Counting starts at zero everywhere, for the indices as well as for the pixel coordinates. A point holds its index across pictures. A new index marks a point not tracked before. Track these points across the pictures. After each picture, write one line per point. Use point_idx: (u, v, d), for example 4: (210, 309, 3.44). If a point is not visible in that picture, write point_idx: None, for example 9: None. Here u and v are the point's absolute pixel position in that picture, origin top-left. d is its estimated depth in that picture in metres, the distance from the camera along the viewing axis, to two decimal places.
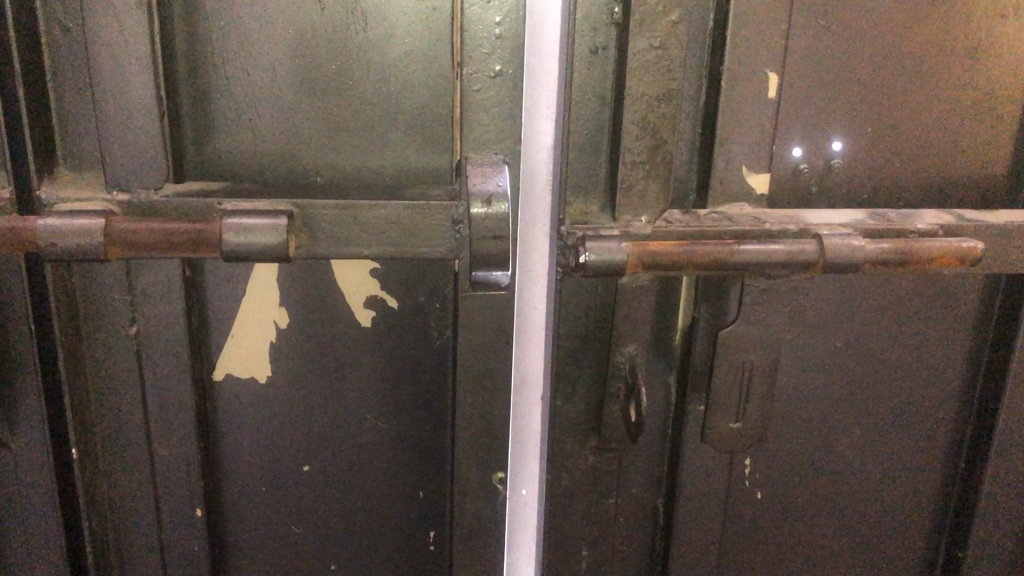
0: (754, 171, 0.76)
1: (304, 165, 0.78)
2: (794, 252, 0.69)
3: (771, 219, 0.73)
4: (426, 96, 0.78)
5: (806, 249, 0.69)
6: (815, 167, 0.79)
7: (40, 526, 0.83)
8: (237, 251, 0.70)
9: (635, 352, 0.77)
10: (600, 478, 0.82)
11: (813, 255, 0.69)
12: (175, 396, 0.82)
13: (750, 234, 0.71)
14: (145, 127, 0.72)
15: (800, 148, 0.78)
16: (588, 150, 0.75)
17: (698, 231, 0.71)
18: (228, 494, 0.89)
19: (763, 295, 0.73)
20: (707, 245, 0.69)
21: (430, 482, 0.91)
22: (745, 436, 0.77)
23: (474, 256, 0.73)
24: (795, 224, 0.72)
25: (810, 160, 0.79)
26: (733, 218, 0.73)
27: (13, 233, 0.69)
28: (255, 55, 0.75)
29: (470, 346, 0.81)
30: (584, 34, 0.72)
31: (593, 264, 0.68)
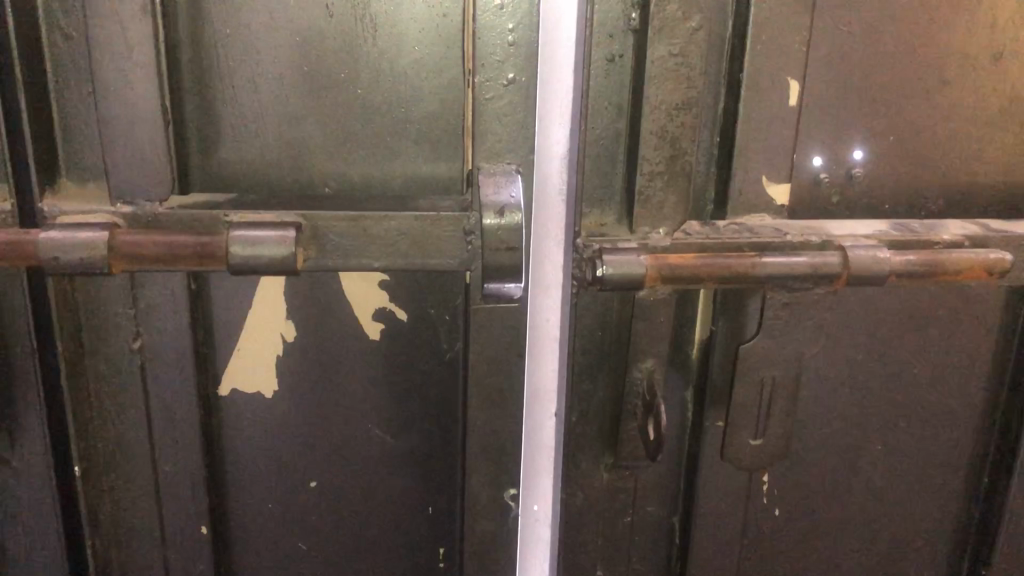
0: (775, 180, 0.75)
1: (312, 176, 0.77)
2: (818, 265, 0.68)
3: (793, 231, 0.72)
4: (437, 104, 0.76)
5: (829, 260, 0.68)
6: (836, 176, 0.77)
7: (41, 543, 0.81)
8: (245, 264, 0.69)
9: (654, 367, 0.75)
10: (616, 495, 0.81)
11: (836, 268, 0.68)
12: (180, 410, 0.80)
13: (770, 246, 0.70)
14: (150, 137, 0.70)
15: (821, 157, 0.77)
16: (604, 159, 0.74)
17: (717, 243, 0.70)
18: (233, 511, 0.87)
19: (785, 310, 0.73)
20: (728, 258, 0.68)
21: (440, 498, 0.89)
22: (766, 453, 0.78)
23: (487, 268, 0.71)
24: (817, 236, 0.71)
25: (830, 170, 0.77)
26: (753, 230, 0.72)
27: (15, 246, 0.68)
28: (263, 63, 0.74)
29: (482, 360, 0.79)
30: (601, 42, 0.70)
31: (611, 277, 0.66)
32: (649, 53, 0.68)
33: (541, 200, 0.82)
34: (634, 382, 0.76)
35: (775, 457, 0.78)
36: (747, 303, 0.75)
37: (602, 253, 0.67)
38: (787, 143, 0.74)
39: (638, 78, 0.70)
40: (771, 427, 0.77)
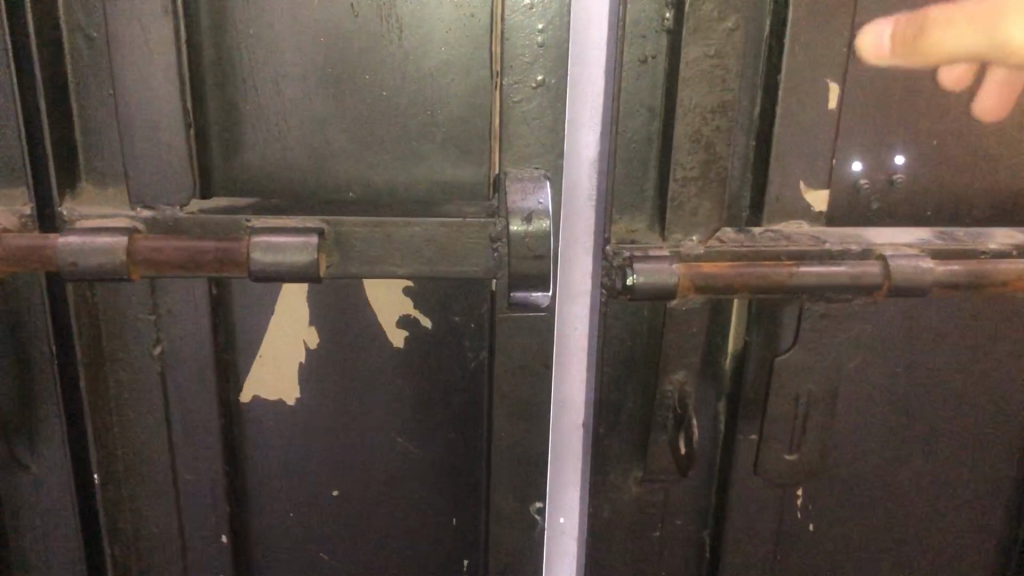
0: (813, 186, 0.73)
1: (335, 180, 0.75)
2: (858, 274, 0.66)
3: (832, 239, 0.70)
4: (463, 107, 0.74)
5: (871, 271, 0.66)
6: (876, 182, 0.75)
7: (61, 551, 0.80)
8: (266, 271, 0.67)
9: (685, 379, 0.74)
10: (645, 510, 0.78)
11: (878, 278, 0.66)
12: (201, 418, 0.78)
13: (807, 255, 0.68)
14: (172, 140, 0.69)
15: (861, 162, 0.74)
16: (636, 165, 0.71)
17: (752, 252, 0.68)
18: (254, 520, 0.86)
19: (821, 321, 0.73)
20: (766, 267, 0.66)
21: (464, 509, 0.87)
22: (801, 466, 0.77)
23: (513, 276, 0.69)
24: (857, 244, 0.69)
25: (870, 176, 0.74)
26: (789, 238, 0.70)
27: (34, 251, 0.67)
28: (287, 64, 0.72)
29: (509, 370, 0.77)
30: (633, 43, 0.68)
31: (641, 286, 0.65)
32: (683, 55, 0.66)
33: (570, 206, 0.80)
34: (666, 394, 0.74)
35: (808, 471, 0.77)
36: (783, 314, 0.73)
37: (632, 261, 0.65)
38: (826, 148, 0.72)
39: (672, 80, 0.68)
40: (806, 441, 0.76)
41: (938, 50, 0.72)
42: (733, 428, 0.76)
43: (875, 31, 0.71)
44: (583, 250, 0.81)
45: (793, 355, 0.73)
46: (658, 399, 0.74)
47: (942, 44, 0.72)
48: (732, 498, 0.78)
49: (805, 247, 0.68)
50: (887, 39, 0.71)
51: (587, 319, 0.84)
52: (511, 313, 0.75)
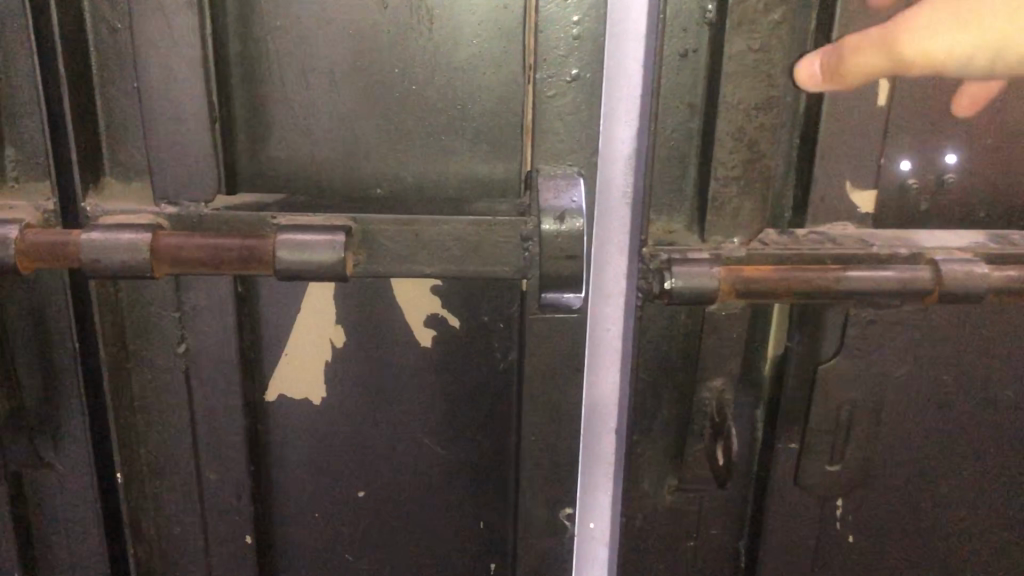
0: (859, 187, 0.71)
1: (363, 176, 0.73)
2: (906, 279, 0.65)
3: (877, 241, 0.69)
4: (495, 102, 0.72)
5: (919, 276, 0.65)
6: (925, 182, 0.72)
7: (84, 548, 0.79)
8: (293, 269, 0.66)
9: (723, 386, 0.72)
10: (679, 518, 0.78)
11: (927, 283, 0.65)
12: (226, 418, 0.77)
13: (853, 259, 0.67)
14: (197, 135, 0.67)
15: (909, 161, 0.71)
16: (674, 162, 0.69)
17: (796, 255, 0.67)
18: (279, 521, 0.84)
19: (867, 328, 0.71)
20: (810, 271, 0.64)
21: (492, 513, 0.85)
22: (842, 480, 0.76)
23: (544, 278, 0.67)
24: (905, 248, 0.67)
25: (920, 175, 0.71)
26: (835, 240, 0.69)
27: (56, 247, 0.65)
28: (315, 57, 0.70)
29: (540, 372, 0.75)
30: (674, 35, 0.66)
31: (679, 290, 0.64)
32: (726, 49, 0.64)
33: (604, 204, 0.78)
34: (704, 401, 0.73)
35: (850, 484, 0.76)
36: (827, 318, 0.71)
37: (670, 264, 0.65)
38: (873, 147, 0.70)
39: (714, 74, 0.66)
40: (847, 451, 0.75)
41: (862, 79, 0.64)
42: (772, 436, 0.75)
43: (807, 74, 0.65)
44: (617, 249, 0.79)
45: (836, 362, 0.71)
46: (695, 406, 0.73)
47: (867, 73, 0.64)
48: (772, 503, 0.77)
49: (850, 250, 0.67)
50: (815, 73, 0.65)
51: (620, 320, 0.81)
52: (542, 314, 0.73)
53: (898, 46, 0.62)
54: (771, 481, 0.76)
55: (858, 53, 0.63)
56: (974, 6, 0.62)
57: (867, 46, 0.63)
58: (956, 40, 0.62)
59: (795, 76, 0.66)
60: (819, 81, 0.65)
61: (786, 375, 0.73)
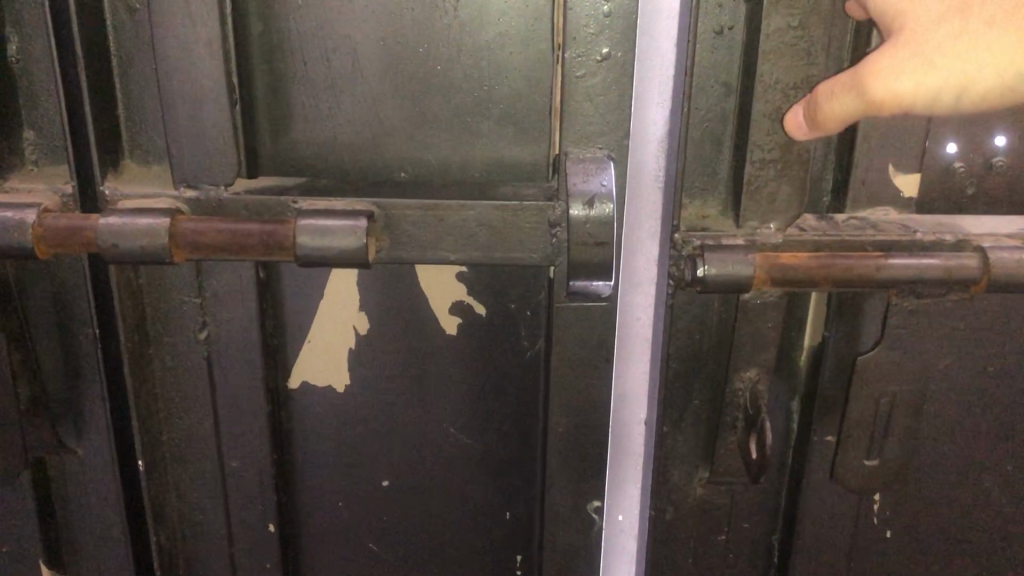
0: (903, 171, 0.69)
1: (387, 160, 0.71)
2: (953, 268, 0.63)
3: (922, 228, 0.67)
4: (522, 83, 0.69)
5: (966, 264, 0.63)
6: (972, 166, 0.69)
7: (107, 535, 0.79)
8: (313, 255, 0.64)
9: (757, 377, 0.71)
10: (710, 512, 0.76)
11: (976, 271, 0.63)
12: (247, 406, 0.76)
13: (898, 244, 0.65)
14: (216, 118, 0.66)
15: (956, 143, 0.68)
16: (708, 145, 0.67)
17: (837, 240, 0.66)
18: (302, 509, 0.83)
19: (909, 317, 0.69)
20: (851, 258, 0.63)
21: (519, 505, 0.83)
22: (880, 477, 0.74)
23: (572, 265, 0.64)
24: (950, 234, 0.66)
25: (966, 158, 0.68)
26: (877, 226, 0.67)
27: (74, 233, 0.64)
28: (337, 37, 0.68)
29: (568, 362, 0.73)
30: (708, 13, 0.63)
31: (712, 278, 0.63)
32: (763, 26, 0.61)
33: (634, 188, 0.76)
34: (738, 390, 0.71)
35: (887, 478, 0.74)
36: (864, 308, 0.70)
37: (704, 251, 0.63)
38: (918, 128, 0.67)
39: (751, 52, 0.64)
40: (886, 446, 0.73)
41: (841, 122, 0.62)
42: (807, 429, 0.73)
43: (792, 122, 0.63)
44: (648, 237, 0.77)
45: (876, 352, 0.69)
46: (728, 397, 0.71)
47: (839, 117, 0.61)
48: (807, 496, 0.75)
49: (888, 237, 0.65)
50: (800, 120, 0.63)
51: (652, 308, 0.79)
52: (569, 302, 0.71)
53: (868, 86, 0.60)
54: (805, 475, 0.75)
55: (833, 95, 0.61)
56: (935, 45, 0.60)
57: (839, 88, 0.61)
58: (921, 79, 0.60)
59: (785, 128, 0.63)
60: (806, 129, 0.63)
61: (822, 365, 0.72)
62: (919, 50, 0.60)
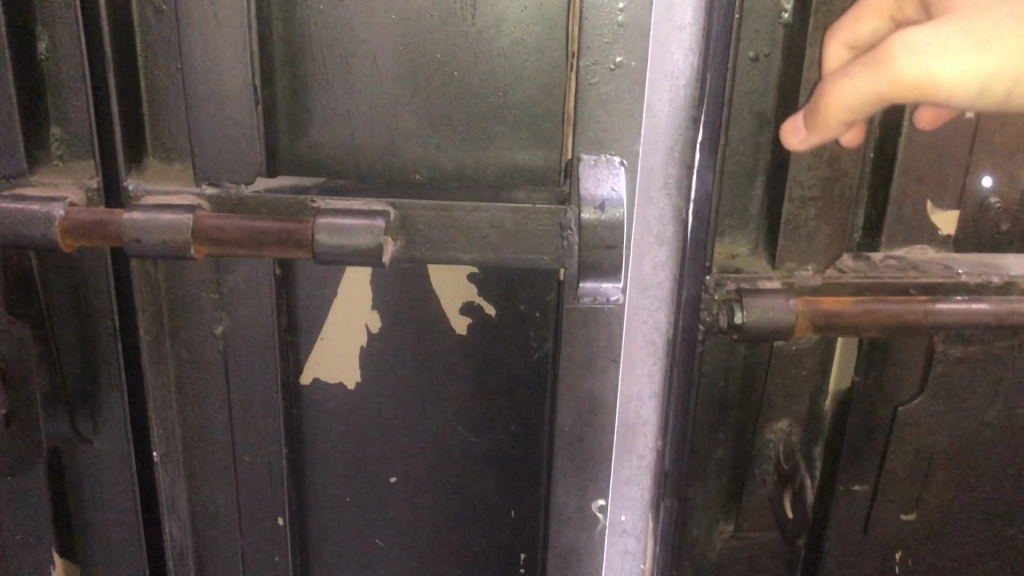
0: (943, 208, 0.74)
1: (403, 162, 0.73)
2: (1001, 314, 0.69)
3: (965, 269, 0.73)
4: (536, 88, 0.71)
5: (1013, 311, 0.69)
6: (1007, 200, 0.74)
7: (119, 518, 0.81)
8: (332, 253, 0.66)
9: (789, 427, 0.79)
10: (730, 563, 0.83)
11: (1019, 317, 0.69)
12: (260, 400, 0.77)
13: (935, 287, 0.71)
14: (240, 117, 0.68)
15: (992, 178, 0.73)
16: (742, 176, 0.73)
17: (877, 285, 0.71)
18: (312, 503, 0.85)
19: (953, 365, 0.74)
20: (898, 304, 0.69)
21: (524, 504, 0.84)
22: (912, 530, 0.80)
23: (583, 266, 0.66)
24: (997, 278, 0.72)
25: (1001, 192, 0.73)
26: (917, 265, 0.73)
27: (98, 227, 0.66)
28: (357, 41, 0.70)
29: (576, 362, 0.74)
30: (745, 39, 0.68)
31: (751, 323, 0.68)
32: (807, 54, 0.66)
33: (645, 193, 0.77)
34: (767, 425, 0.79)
35: (924, 534, 0.80)
36: (896, 354, 0.75)
37: (742, 297, 0.69)
38: (959, 165, 0.72)
39: (786, 87, 0.69)
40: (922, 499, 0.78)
41: (848, 109, 0.61)
42: (834, 479, 0.79)
43: (791, 124, 0.66)
44: (661, 239, 0.79)
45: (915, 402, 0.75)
46: (758, 446, 0.79)
47: (844, 107, 0.61)
48: (831, 519, 0.80)
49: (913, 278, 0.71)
50: (799, 123, 0.65)
51: (662, 310, 0.81)
52: (579, 306, 0.72)
53: (889, 66, 0.57)
54: (829, 523, 0.80)
55: (846, 79, 0.59)
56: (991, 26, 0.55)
57: (859, 68, 0.59)
58: (967, 64, 0.55)
59: (785, 135, 0.67)
60: (803, 133, 0.65)
61: (851, 403, 0.77)
62: (972, 27, 0.55)
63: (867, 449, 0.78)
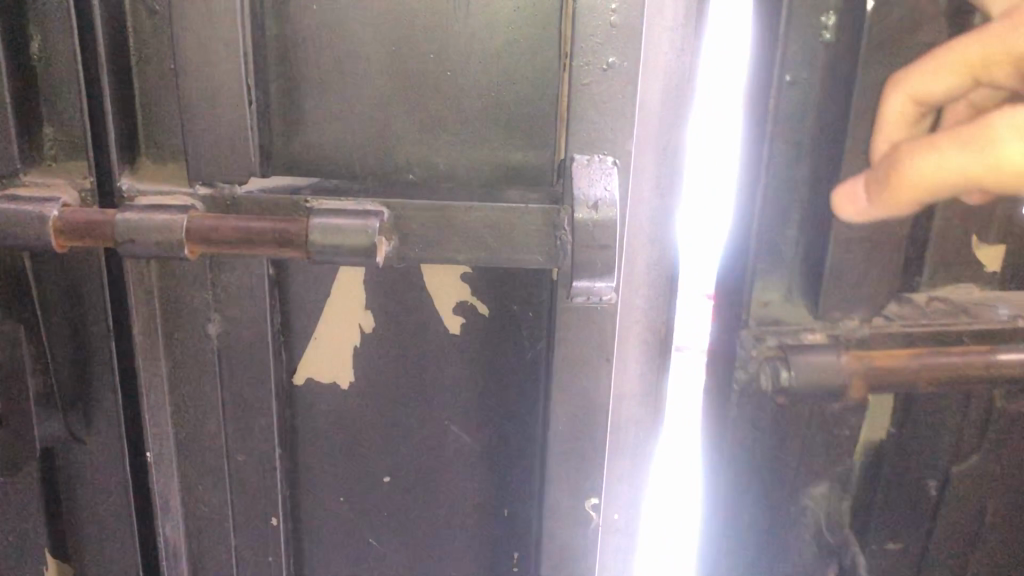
0: (985, 242, 0.83)
1: (395, 161, 0.73)
2: None
3: (1006, 308, 0.83)
4: (529, 89, 0.71)
5: None
6: None
7: (113, 520, 0.81)
8: (324, 252, 0.66)
9: (826, 489, 0.90)
10: None
11: None
12: (254, 399, 0.77)
13: (990, 331, 0.81)
14: (233, 117, 0.68)
15: None
16: (781, 209, 0.81)
17: (923, 332, 0.82)
18: (305, 502, 0.85)
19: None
20: (959, 357, 0.77)
21: (517, 503, 0.84)
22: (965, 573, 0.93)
23: (576, 265, 0.66)
24: None
25: None
26: (965, 308, 0.83)
27: (91, 228, 0.66)
28: (351, 40, 0.70)
29: (570, 361, 0.75)
30: (791, 66, 0.76)
31: (796, 382, 0.79)
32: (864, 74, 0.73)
33: (637, 193, 0.78)
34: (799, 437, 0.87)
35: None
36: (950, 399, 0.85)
37: (786, 358, 0.80)
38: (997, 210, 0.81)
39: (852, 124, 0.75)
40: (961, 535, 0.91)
41: (905, 198, 0.61)
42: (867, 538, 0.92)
43: (849, 195, 0.68)
44: (654, 242, 0.80)
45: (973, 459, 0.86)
46: (797, 514, 0.90)
47: (903, 196, 0.61)
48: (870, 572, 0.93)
49: (944, 325, 0.82)
50: (856, 195, 0.68)
51: (651, 311, 0.82)
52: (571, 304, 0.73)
53: (945, 156, 0.56)
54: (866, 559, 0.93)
55: (903, 165, 0.60)
56: None
57: (915, 153, 0.59)
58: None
59: (840, 202, 0.69)
60: (858, 205, 0.67)
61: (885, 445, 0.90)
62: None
63: (921, 493, 0.89)
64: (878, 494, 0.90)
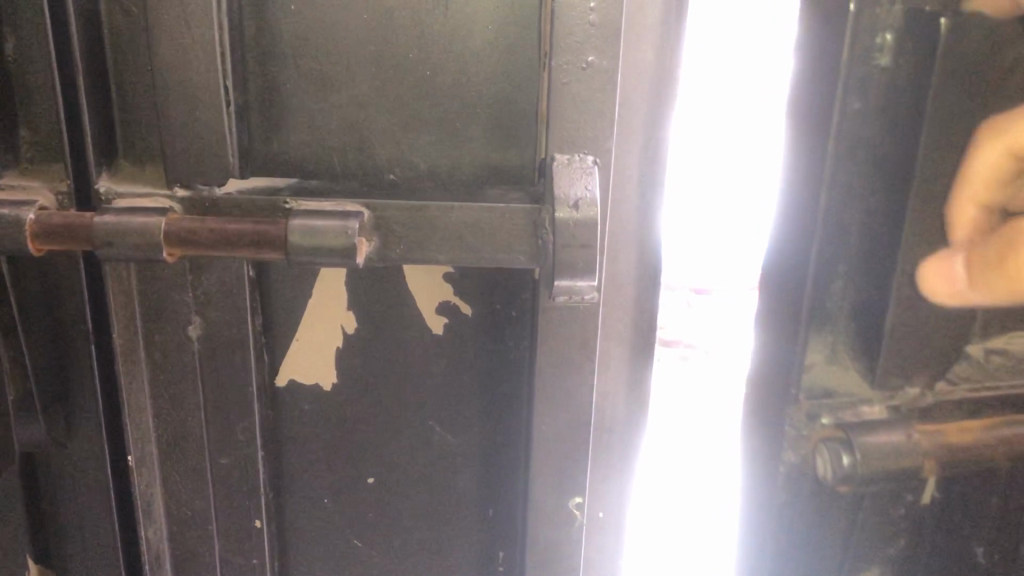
0: None
1: (377, 161, 0.73)
2: None
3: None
4: (509, 88, 0.71)
5: None
6: None
7: (95, 523, 0.81)
8: (305, 255, 0.65)
9: (884, 567, 0.94)
10: None
11: None
12: (236, 402, 0.77)
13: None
14: (211, 119, 0.67)
15: None
16: (830, 249, 0.81)
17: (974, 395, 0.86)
18: (290, 503, 0.85)
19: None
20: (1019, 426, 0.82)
21: (502, 502, 0.84)
22: None
23: (558, 265, 0.66)
24: None
25: None
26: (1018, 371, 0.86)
27: (69, 231, 0.66)
28: (328, 41, 0.70)
29: (553, 360, 0.75)
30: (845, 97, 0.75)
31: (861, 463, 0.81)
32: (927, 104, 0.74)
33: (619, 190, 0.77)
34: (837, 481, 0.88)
35: None
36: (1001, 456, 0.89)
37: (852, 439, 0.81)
38: None
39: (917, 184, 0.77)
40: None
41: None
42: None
43: (948, 264, 0.77)
44: (636, 239, 0.79)
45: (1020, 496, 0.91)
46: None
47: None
48: None
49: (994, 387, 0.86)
50: (957, 266, 0.77)
51: (632, 307, 0.82)
52: (554, 304, 0.73)
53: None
54: None
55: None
56: None
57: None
58: None
59: (930, 265, 0.78)
60: (960, 267, 0.77)
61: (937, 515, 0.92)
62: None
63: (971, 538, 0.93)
64: (920, 537, 0.93)
